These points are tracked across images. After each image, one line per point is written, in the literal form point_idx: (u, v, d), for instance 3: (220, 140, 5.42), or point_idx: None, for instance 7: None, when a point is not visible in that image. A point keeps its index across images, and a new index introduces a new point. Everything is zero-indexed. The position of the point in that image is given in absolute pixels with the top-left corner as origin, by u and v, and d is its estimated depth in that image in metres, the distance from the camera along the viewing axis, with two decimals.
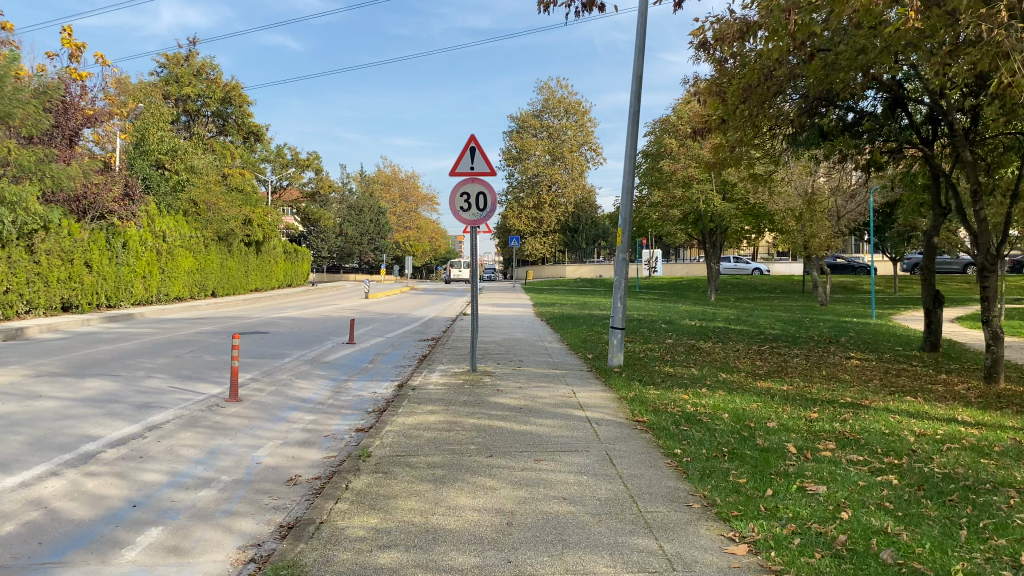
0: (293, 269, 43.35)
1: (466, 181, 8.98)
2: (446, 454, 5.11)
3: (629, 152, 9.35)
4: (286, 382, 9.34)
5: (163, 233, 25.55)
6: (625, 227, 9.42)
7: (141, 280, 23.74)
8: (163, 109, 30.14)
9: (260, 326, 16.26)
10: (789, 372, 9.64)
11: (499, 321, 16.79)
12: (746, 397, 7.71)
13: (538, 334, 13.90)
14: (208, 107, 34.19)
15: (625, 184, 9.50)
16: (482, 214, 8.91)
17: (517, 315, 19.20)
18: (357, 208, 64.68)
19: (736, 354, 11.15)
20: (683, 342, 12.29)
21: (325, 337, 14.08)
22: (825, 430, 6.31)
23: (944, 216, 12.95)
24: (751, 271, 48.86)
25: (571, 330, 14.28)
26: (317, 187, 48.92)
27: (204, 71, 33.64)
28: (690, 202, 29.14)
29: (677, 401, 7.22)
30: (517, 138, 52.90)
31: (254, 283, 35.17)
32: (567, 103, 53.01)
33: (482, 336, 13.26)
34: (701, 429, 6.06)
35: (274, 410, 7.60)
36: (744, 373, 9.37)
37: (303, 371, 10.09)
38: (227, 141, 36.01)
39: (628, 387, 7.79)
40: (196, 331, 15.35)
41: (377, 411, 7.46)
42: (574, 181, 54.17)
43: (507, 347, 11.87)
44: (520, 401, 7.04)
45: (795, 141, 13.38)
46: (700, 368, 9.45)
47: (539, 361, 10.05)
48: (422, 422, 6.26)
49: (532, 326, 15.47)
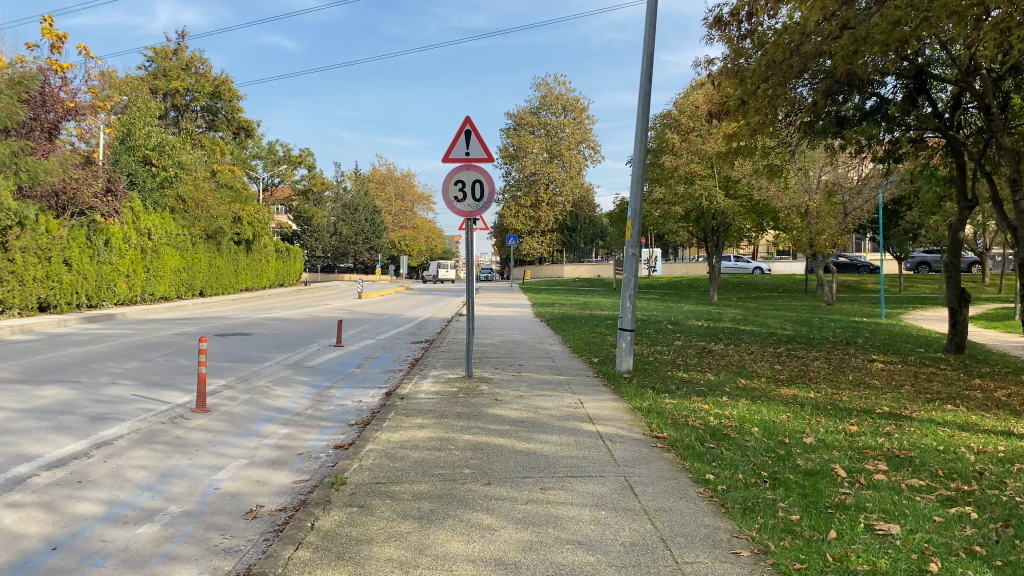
0: (285, 268, 42.44)
1: (461, 168, 8.16)
2: (435, 481, 4.30)
3: (640, 135, 8.57)
4: (263, 389, 8.51)
5: (148, 231, 24.70)
6: (635, 218, 8.60)
7: (125, 279, 22.91)
8: (151, 103, 29.32)
9: (244, 327, 15.43)
10: (814, 377, 8.83)
11: (496, 322, 15.97)
12: (774, 407, 6.92)
13: (538, 335, 13.07)
14: (197, 102, 33.32)
15: (635, 169, 8.70)
16: (478, 205, 8.10)
17: (514, 315, 18.38)
18: (351, 207, 63.77)
19: (752, 357, 10.34)
20: (694, 345, 11.47)
21: (311, 339, 13.26)
22: (871, 448, 5.51)
23: (971, 209, 12.16)
24: (752, 270, 48.05)
25: (573, 331, 13.45)
26: (310, 185, 48.05)
27: (193, 65, 32.79)
28: (693, 199, 28.35)
29: (698, 413, 6.42)
30: (514, 136, 52.10)
31: (245, 283, 34.28)
32: (564, 100, 52.18)
33: (478, 338, 12.43)
34: (732, 446, 5.26)
35: (244, 423, 6.78)
36: (766, 378, 8.56)
37: (283, 377, 9.28)
38: (217, 137, 35.09)
39: (641, 396, 6.98)
40: (176, 332, 14.50)
41: (361, 423, 6.64)
42: (572, 179, 53.28)
43: (505, 350, 11.05)
44: (521, 412, 6.21)
45: (811, 130, 12.65)
46: (717, 373, 8.64)
47: (540, 366, 9.23)
48: (409, 438, 5.44)
49: (531, 328, 14.63)
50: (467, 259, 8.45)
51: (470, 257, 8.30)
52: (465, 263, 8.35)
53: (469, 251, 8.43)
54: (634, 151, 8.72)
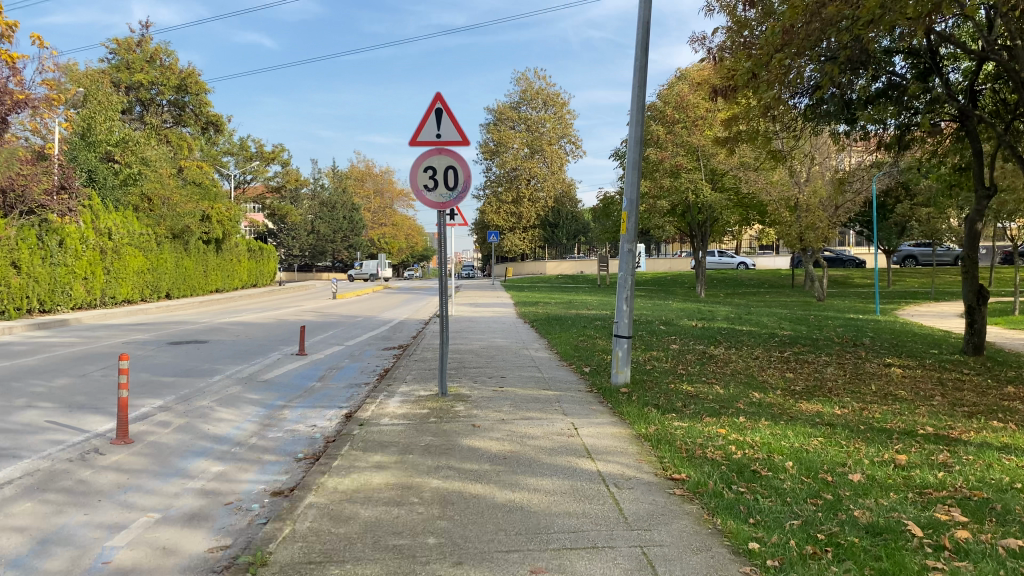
0: (258, 268, 41.03)
1: (431, 152, 7.02)
2: (390, 562, 3.19)
3: (638, 111, 7.51)
4: (204, 411, 7.33)
5: (108, 230, 23.31)
6: (631, 209, 7.54)
7: (82, 281, 21.58)
8: (113, 97, 27.94)
9: (201, 333, 14.19)
10: (833, 389, 7.79)
11: (475, 325, 14.82)
12: (803, 430, 5.85)
13: (521, 340, 11.95)
14: (163, 95, 31.86)
15: (632, 151, 7.62)
16: (451, 195, 6.98)
17: (496, 317, 17.23)
18: (329, 204, 62.33)
19: (760, 364, 9.28)
20: (693, 350, 10.40)
21: (272, 347, 12.06)
22: (935, 488, 4.45)
23: (990, 197, 11.19)
24: (738, 265, 47.20)
25: (559, 335, 12.33)
26: (284, 181, 46.70)
27: (158, 57, 31.45)
28: (680, 192, 27.38)
29: (714, 440, 5.35)
30: (493, 131, 50.98)
31: (214, 284, 32.88)
32: (545, 94, 51.10)
33: (456, 344, 11.33)
34: (770, 493, 4.20)
35: (170, 459, 5.61)
36: (782, 391, 7.50)
37: (231, 395, 8.10)
38: (184, 133, 33.64)
39: (645, 418, 5.90)
40: (124, 340, 13.24)
41: (310, 459, 5.51)
42: (554, 175, 52.14)
43: (485, 358, 9.93)
44: (504, 445, 5.11)
45: (815, 113, 11.71)
46: (726, 386, 7.58)
47: (526, 378, 8.14)
48: (362, 486, 4.32)
49: (514, 331, 13.51)
50: (440, 252, 7.26)
51: (444, 249, 7.12)
52: (440, 256, 7.18)
53: (442, 244, 7.25)
54: (630, 128, 7.64)
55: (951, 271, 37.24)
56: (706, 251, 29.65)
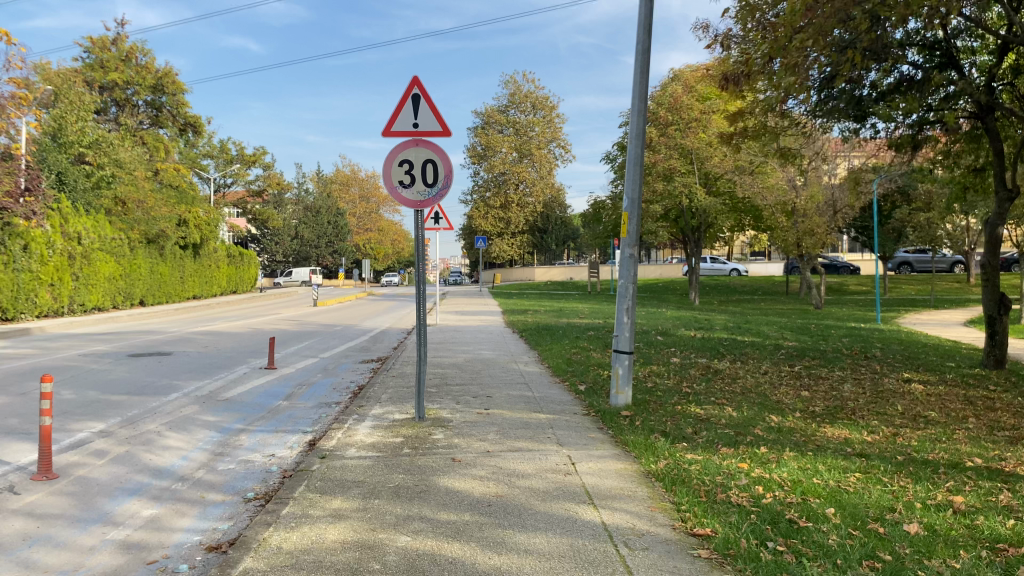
0: (239, 274, 40.04)
1: (407, 144, 6.20)
2: None
3: (640, 100, 6.73)
4: (150, 436, 6.46)
5: (77, 234, 22.35)
6: (632, 210, 6.76)
7: (49, 288, 20.63)
8: (87, 96, 26.97)
9: (166, 344, 13.28)
10: (856, 410, 7.02)
11: (461, 335, 13.98)
12: (836, 463, 5.05)
13: (509, 352, 11.15)
14: (139, 96, 30.89)
15: (633, 145, 6.82)
16: (430, 192, 6.18)
17: (483, 325, 16.39)
18: (314, 209, 61.46)
19: (771, 381, 8.49)
20: (696, 364, 9.61)
21: (240, 360, 11.16)
22: (1014, 543, 3.65)
23: (1011, 200, 10.47)
24: (729, 272, 46.65)
25: (550, 346, 11.51)
26: (266, 185, 45.84)
27: (134, 56, 30.48)
28: (672, 197, 26.75)
29: (737, 478, 4.55)
30: (481, 135, 50.23)
31: (192, 290, 31.92)
32: (533, 98, 50.50)
33: (440, 357, 10.51)
34: (816, 555, 3.39)
35: (95, 500, 4.75)
36: (801, 414, 6.71)
37: (185, 417, 7.24)
38: (162, 134, 32.68)
39: (653, 450, 5.10)
40: (82, 352, 12.32)
41: (261, 501, 4.66)
42: (542, 180, 51.49)
43: (471, 373, 9.12)
44: (489, 488, 4.29)
45: (822, 110, 11.07)
46: (738, 408, 6.78)
47: (515, 398, 7.31)
48: (312, 545, 3.49)
49: (501, 341, 12.67)
50: (420, 248, 6.26)
51: (425, 242, 6.13)
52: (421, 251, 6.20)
53: (421, 242, 6.24)
54: (632, 119, 6.84)
55: (944, 278, 36.79)
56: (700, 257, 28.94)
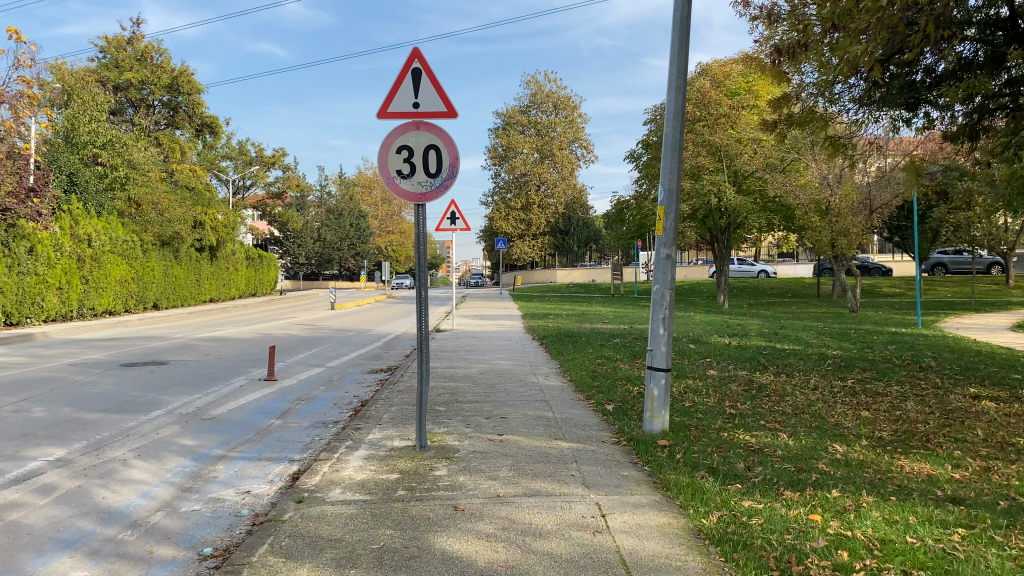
0: (257, 277, 39.45)
1: (405, 128, 5.30)
2: None
3: (678, 75, 5.73)
4: (114, 465, 5.60)
5: (87, 236, 21.68)
6: (669, 203, 5.80)
7: (56, 292, 19.95)
8: (100, 96, 26.39)
9: (165, 351, 12.49)
10: (930, 436, 6.05)
11: (477, 342, 13.07)
12: (931, 514, 4.05)
13: (529, 362, 10.23)
14: (154, 96, 30.32)
15: (669, 128, 5.83)
16: (433, 184, 5.28)
17: (501, 331, 15.49)
18: (335, 212, 60.92)
19: (824, 399, 7.48)
20: (737, 379, 8.62)
21: (238, 371, 10.31)
22: None
23: None
24: (757, 273, 45.40)
25: (573, 355, 10.55)
26: (284, 187, 45.34)
27: (149, 55, 29.92)
28: (701, 198, 25.99)
29: (812, 539, 3.58)
30: (502, 135, 49.42)
31: (208, 293, 31.31)
32: (556, 98, 49.64)
33: (453, 368, 9.61)
34: None
35: (16, 559, 3.87)
36: (868, 442, 5.74)
37: (160, 441, 6.38)
38: (178, 135, 32.10)
39: (701, 497, 4.15)
40: (74, 361, 11.54)
41: (217, 561, 3.77)
42: (565, 180, 50.54)
43: (486, 388, 8.21)
44: (497, 554, 3.35)
45: (872, 98, 10.09)
46: (794, 435, 5.81)
47: (533, 419, 6.37)
48: None
49: (521, 350, 11.73)
50: (419, 247, 5.36)
51: (425, 241, 5.23)
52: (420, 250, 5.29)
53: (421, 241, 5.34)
54: (668, 96, 5.84)
55: (983, 279, 35.38)
56: (729, 258, 27.80)
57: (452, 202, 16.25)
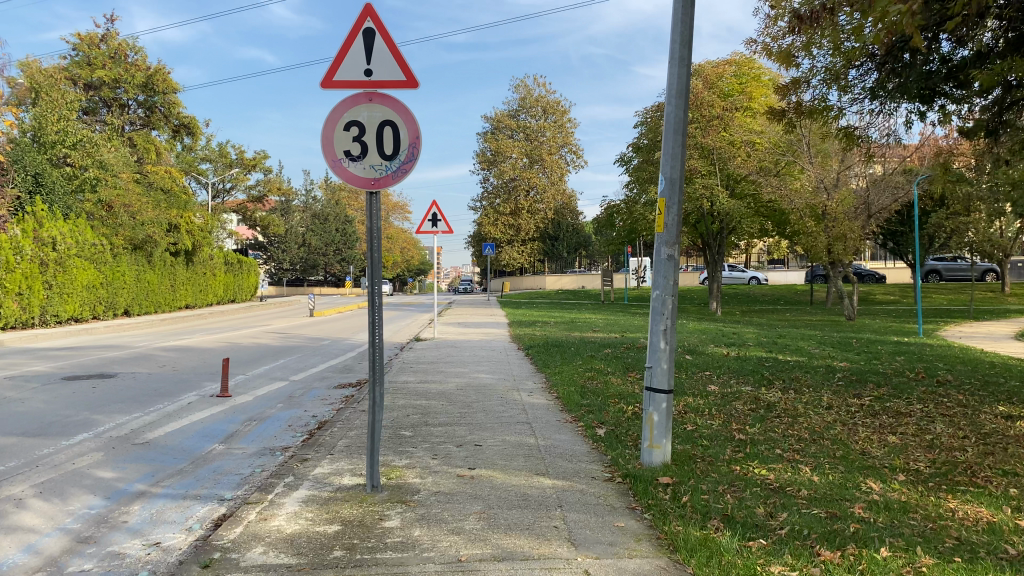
0: (237, 282, 38.38)
1: (355, 100, 4.38)
2: None
3: (681, 43, 4.87)
4: (4, 507, 4.65)
5: (52, 239, 20.60)
6: (671, 195, 4.91)
7: (16, 297, 18.90)
8: (70, 94, 25.36)
9: (118, 362, 11.48)
10: (977, 469, 5.14)
11: (458, 352, 12.14)
12: None
13: (512, 376, 9.29)
14: (128, 95, 29.27)
15: (672, 106, 4.95)
16: (389, 170, 4.38)
17: (485, 340, 14.58)
18: (321, 216, 59.95)
19: (843, 422, 6.59)
20: (742, 396, 7.71)
21: (190, 386, 9.34)
22: None
23: None
24: (749, 280, 44.66)
25: (560, 368, 9.62)
26: (265, 190, 44.41)
27: (124, 53, 28.89)
28: (693, 201, 25.10)
29: None
30: (491, 139, 48.64)
31: (183, 299, 30.27)
32: (545, 102, 48.96)
33: (427, 384, 8.66)
34: None
35: None
36: (906, 478, 4.83)
37: (73, 474, 5.44)
38: (154, 136, 31.05)
39: (715, 564, 3.25)
40: (12, 373, 10.51)
41: None
42: (554, 186, 49.79)
43: (461, 407, 7.28)
44: None
45: (884, 89, 9.13)
46: (818, 469, 4.93)
47: (512, 448, 5.44)
48: None
49: (504, 361, 10.81)
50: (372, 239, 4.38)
51: (379, 231, 4.27)
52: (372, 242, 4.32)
53: (374, 234, 4.36)
54: (670, 71, 4.95)
55: (980, 287, 34.71)
56: (723, 264, 26.96)
57: (434, 203, 15.36)
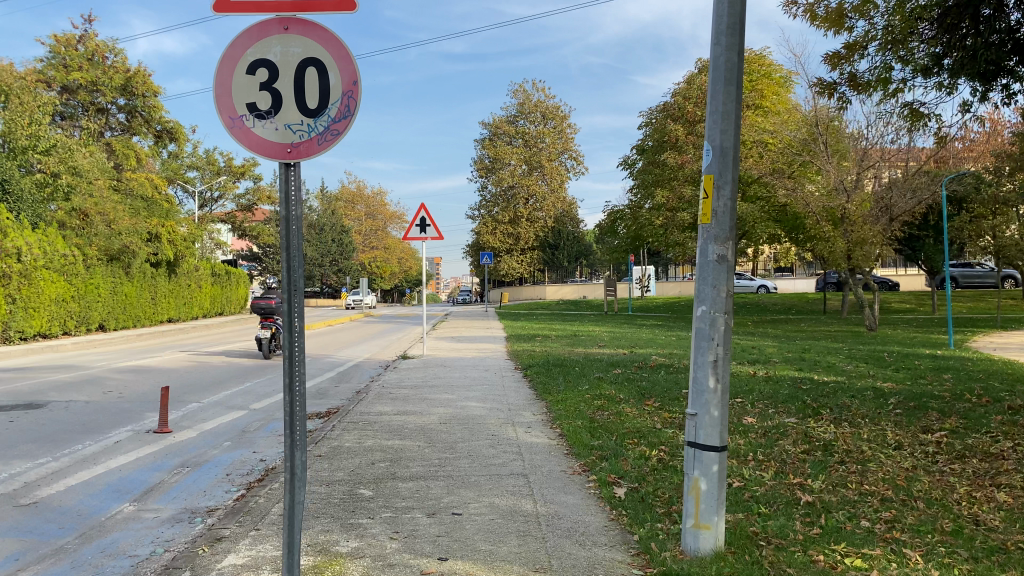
0: (225, 294, 37.03)
1: (264, 28, 2.98)
2: None
3: None
4: None
5: (17, 250, 19.08)
6: (723, 170, 3.50)
7: None
8: (44, 98, 23.96)
9: (57, 387, 9.98)
10: None
11: (447, 374, 10.68)
12: None
13: (507, 404, 7.82)
14: (106, 99, 27.92)
15: (720, 46, 3.53)
16: (317, 132, 2.96)
17: (480, 357, 13.13)
18: (317, 227, 58.70)
19: (927, 471, 5.15)
20: (791, 435, 6.24)
21: (128, 418, 7.88)
22: None
23: None
24: (756, 289, 43.21)
25: (565, 394, 8.17)
26: (255, 199, 43.14)
27: (102, 55, 27.53)
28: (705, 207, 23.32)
29: None
30: (489, 146, 47.39)
31: (165, 312, 28.84)
32: (544, 108, 47.69)
33: (405, 417, 7.20)
34: None
35: None
36: None
37: None
38: (135, 142, 29.69)
39: None
40: None
41: None
42: (554, 193, 48.47)
43: (440, 450, 5.82)
44: None
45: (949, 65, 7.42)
46: (934, 555, 3.50)
47: (503, 521, 4.00)
48: None
49: (499, 384, 9.34)
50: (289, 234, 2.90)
51: (295, 219, 2.80)
52: (286, 242, 2.82)
53: (290, 224, 2.87)
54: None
55: (1000, 295, 33.17)
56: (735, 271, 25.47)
57: (422, 206, 13.96)
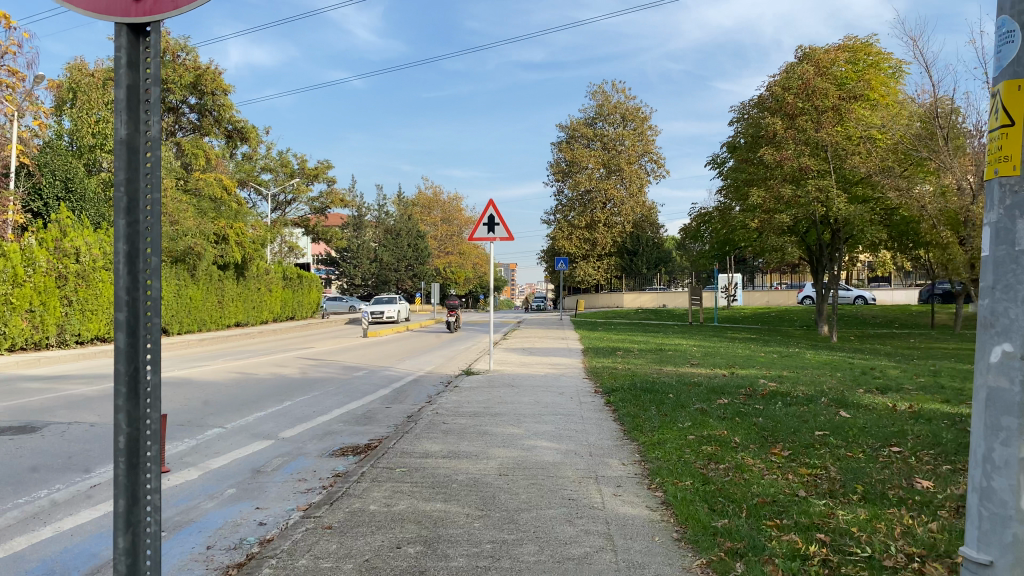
0: (295, 299, 36.27)
1: None
2: None
3: None
4: None
5: (75, 251, 18.37)
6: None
7: (26, 316, 16.60)
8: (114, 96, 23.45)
9: (71, 403, 8.75)
10: None
11: (513, 397, 9.01)
12: None
13: (587, 447, 6.08)
14: (175, 97, 27.39)
15: None
16: None
17: (553, 376, 11.42)
18: (392, 232, 57.88)
19: None
20: None
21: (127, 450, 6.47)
22: None
23: None
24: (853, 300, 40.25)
25: (660, 433, 6.39)
26: (327, 202, 42.54)
27: (172, 53, 26.93)
28: (805, 206, 21.10)
29: None
30: (566, 149, 45.79)
31: (231, 317, 28.11)
32: (624, 109, 45.78)
33: (454, 462, 5.56)
34: None
35: None
36: None
37: None
38: (206, 143, 29.14)
39: None
40: None
41: None
42: (633, 198, 46.37)
43: (491, 522, 4.14)
44: None
45: None
46: None
47: None
48: None
49: (577, 415, 7.63)
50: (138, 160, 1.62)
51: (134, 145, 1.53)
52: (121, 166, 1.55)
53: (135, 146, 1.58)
54: None
55: None
56: (841, 276, 22.86)
57: (491, 202, 12.39)
